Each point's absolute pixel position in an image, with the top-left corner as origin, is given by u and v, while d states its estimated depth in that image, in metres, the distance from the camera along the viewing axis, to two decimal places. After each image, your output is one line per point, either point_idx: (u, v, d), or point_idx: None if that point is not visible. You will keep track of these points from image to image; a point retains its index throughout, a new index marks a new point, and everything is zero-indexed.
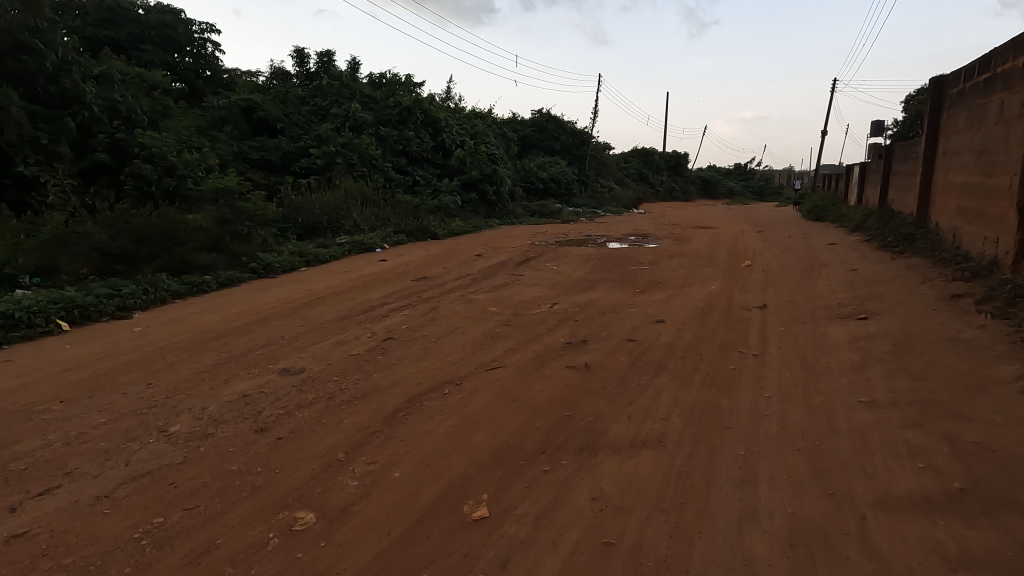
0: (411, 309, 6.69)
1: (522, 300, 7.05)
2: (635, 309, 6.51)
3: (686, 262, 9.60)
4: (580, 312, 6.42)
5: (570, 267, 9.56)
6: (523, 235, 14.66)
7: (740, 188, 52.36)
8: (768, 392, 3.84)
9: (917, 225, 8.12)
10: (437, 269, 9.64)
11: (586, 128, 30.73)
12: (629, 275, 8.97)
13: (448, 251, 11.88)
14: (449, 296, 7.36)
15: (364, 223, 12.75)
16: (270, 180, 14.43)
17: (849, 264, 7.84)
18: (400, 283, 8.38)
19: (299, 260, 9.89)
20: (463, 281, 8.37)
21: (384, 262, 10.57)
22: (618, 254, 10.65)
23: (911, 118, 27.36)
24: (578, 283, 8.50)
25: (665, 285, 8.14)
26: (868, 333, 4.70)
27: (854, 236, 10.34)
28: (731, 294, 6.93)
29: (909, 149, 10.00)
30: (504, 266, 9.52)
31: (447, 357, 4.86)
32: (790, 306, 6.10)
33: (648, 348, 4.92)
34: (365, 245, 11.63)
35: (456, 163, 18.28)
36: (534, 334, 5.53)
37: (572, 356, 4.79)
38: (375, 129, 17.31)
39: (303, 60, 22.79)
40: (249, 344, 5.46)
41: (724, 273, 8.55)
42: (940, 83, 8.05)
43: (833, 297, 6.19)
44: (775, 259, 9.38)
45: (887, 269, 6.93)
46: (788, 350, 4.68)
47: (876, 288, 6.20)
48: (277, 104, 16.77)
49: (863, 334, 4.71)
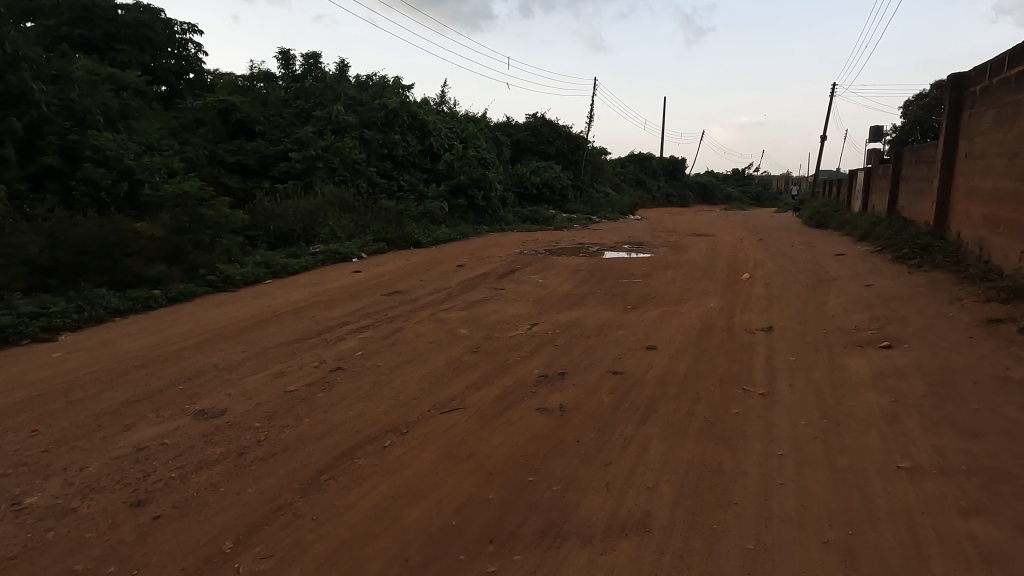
0: (373, 330, 5.95)
1: (498, 319, 6.32)
2: (623, 330, 5.78)
3: (683, 275, 8.87)
4: (561, 334, 5.70)
5: (556, 280, 8.84)
6: (512, 243, 13.97)
7: (738, 193, 51.75)
8: (780, 449, 3.12)
9: (934, 235, 7.43)
10: (413, 281, 8.92)
11: (580, 132, 30.11)
12: (620, 289, 8.25)
13: (429, 260, 11.17)
14: (418, 314, 6.63)
15: (342, 231, 12.05)
16: (246, 185, 13.74)
17: (860, 278, 7.13)
18: (369, 299, 7.65)
19: (264, 271, 9.17)
20: (438, 296, 7.64)
21: (358, 273, 9.85)
22: (610, 265, 9.93)
23: (910, 123, 26.80)
24: (564, 298, 7.77)
25: (658, 300, 7.41)
26: (895, 367, 4.01)
27: (862, 246, 9.64)
28: (731, 312, 6.21)
29: (920, 152, 9.33)
30: (485, 279, 8.79)
31: (398, 394, 4.12)
32: (798, 329, 5.39)
33: (637, 383, 4.20)
34: (341, 254, 10.91)
35: (444, 168, 17.58)
36: (506, 363, 4.80)
37: (546, 395, 4.06)
38: (359, 133, 16.62)
39: (289, 62, 22.13)
40: (174, 375, 4.70)
41: (724, 287, 7.82)
42: (960, 80, 7.37)
43: (847, 318, 5.49)
44: (778, 270, 8.66)
45: (905, 286, 6.23)
46: (800, 387, 3.98)
47: (896, 308, 5.50)
48: (257, 106, 16.07)
49: (890, 368, 4.01)
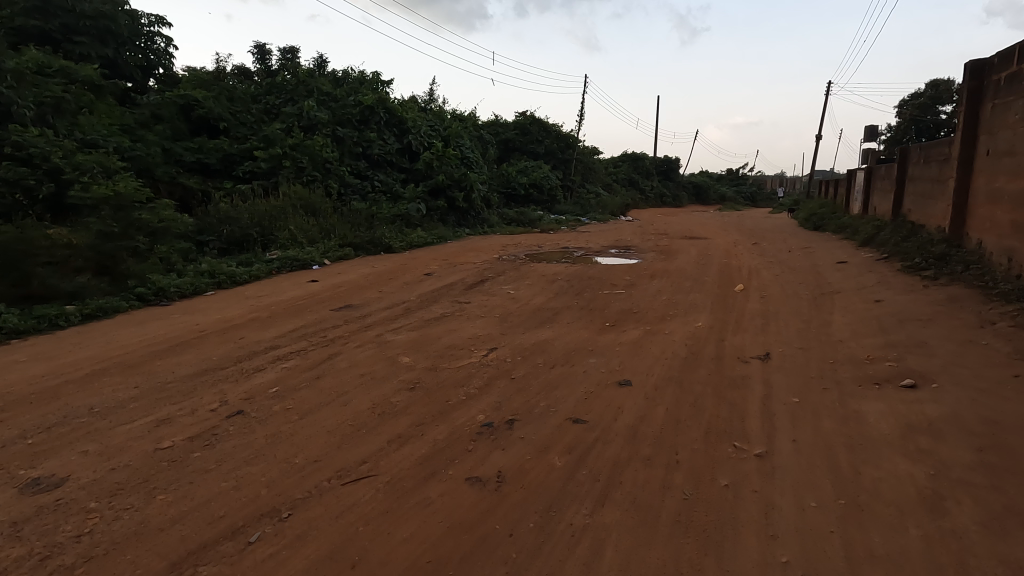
0: (301, 359, 5.06)
1: (452, 342, 5.44)
2: (595, 357, 4.90)
3: (669, 285, 8.01)
4: (521, 362, 4.83)
5: (529, 291, 8.00)
6: (492, 248, 13.13)
7: (733, 194, 51.10)
8: (784, 553, 2.27)
9: (950, 243, 6.62)
10: (371, 292, 8.04)
11: (571, 131, 29.24)
12: (599, 302, 7.40)
13: (397, 267, 10.29)
14: (362, 336, 5.75)
15: (304, 234, 11.14)
16: (205, 185, 12.86)
17: (868, 291, 6.31)
18: (314, 315, 6.77)
19: (206, 282, 8.27)
20: (392, 311, 6.76)
21: (314, 282, 8.97)
22: (591, 273, 9.06)
23: (905, 123, 26.08)
24: (534, 315, 6.90)
25: (640, 318, 6.55)
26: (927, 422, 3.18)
27: (867, 252, 8.80)
28: (721, 335, 5.34)
29: (929, 150, 8.53)
30: (450, 290, 7.91)
31: (296, 454, 3.23)
32: (802, 358, 4.55)
33: (600, 438, 3.32)
34: (300, 261, 10.03)
35: (423, 167, 16.67)
36: (445, 406, 3.91)
37: (483, 455, 3.19)
38: (332, 130, 15.71)
39: (265, 57, 21.17)
40: (32, 423, 3.79)
41: (715, 301, 6.96)
42: (981, 68, 6.56)
43: (858, 344, 4.65)
44: (775, 281, 7.82)
45: (921, 303, 5.41)
46: (805, 445, 3.12)
47: (915, 332, 4.68)
48: (222, 101, 15.14)
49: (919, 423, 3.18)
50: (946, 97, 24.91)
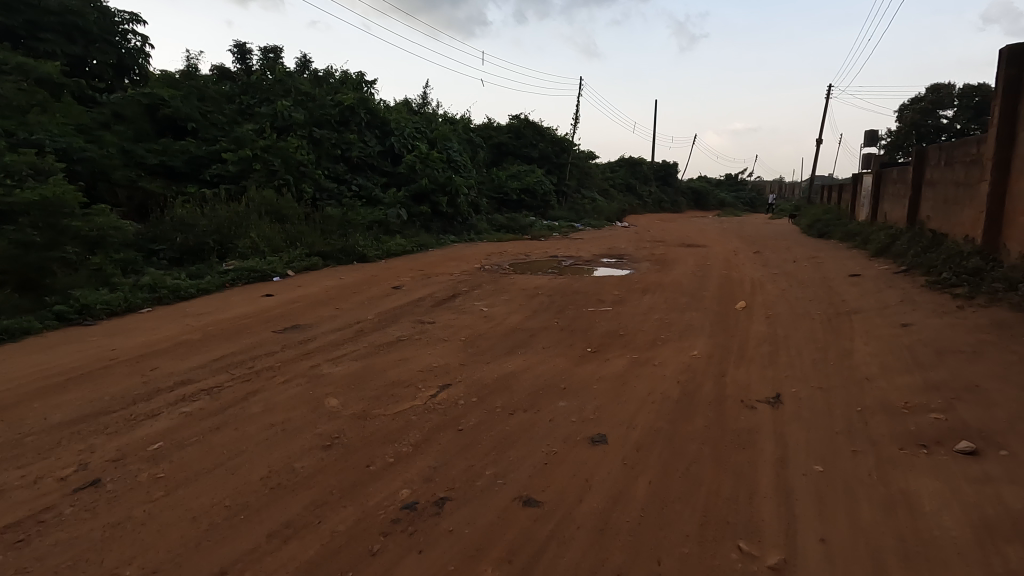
0: (211, 397, 4.17)
1: (399, 375, 4.55)
2: (567, 397, 4.01)
3: (663, 302, 7.13)
4: (476, 405, 3.93)
5: (504, 307, 7.13)
6: (475, 257, 12.27)
7: (732, 200, 50.36)
8: None
9: (985, 256, 5.77)
10: (327, 309, 7.16)
11: (566, 135, 28.45)
12: (581, 321, 6.53)
13: (366, 279, 9.43)
14: (295, 366, 4.84)
15: (267, 243, 10.27)
16: (169, 189, 12.02)
17: (892, 311, 5.44)
18: (251, 337, 5.88)
19: (144, 296, 7.38)
20: (343, 333, 5.87)
21: (269, 297, 8.09)
22: (577, 287, 8.19)
23: (905, 127, 25.24)
24: (506, 338, 6.02)
25: (627, 342, 5.65)
26: (1008, 524, 2.30)
27: (882, 264, 7.94)
28: (720, 368, 4.46)
29: (951, 149, 7.70)
30: (415, 307, 7.02)
31: (135, 559, 2.35)
32: (820, 403, 3.66)
33: (555, 534, 2.44)
34: (258, 272, 9.16)
35: (406, 171, 15.87)
36: (363, 473, 3.01)
37: (391, 563, 2.31)
38: (309, 130, 14.87)
39: (245, 57, 20.38)
40: None
41: (714, 321, 6.08)
42: (1020, 53, 5.77)
43: (890, 384, 3.78)
44: (781, 297, 6.93)
45: (960, 328, 4.55)
46: (837, 553, 2.25)
47: (960, 369, 3.81)
48: (192, 101, 14.31)
49: (997, 526, 2.30)
50: (948, 102, 24.10)
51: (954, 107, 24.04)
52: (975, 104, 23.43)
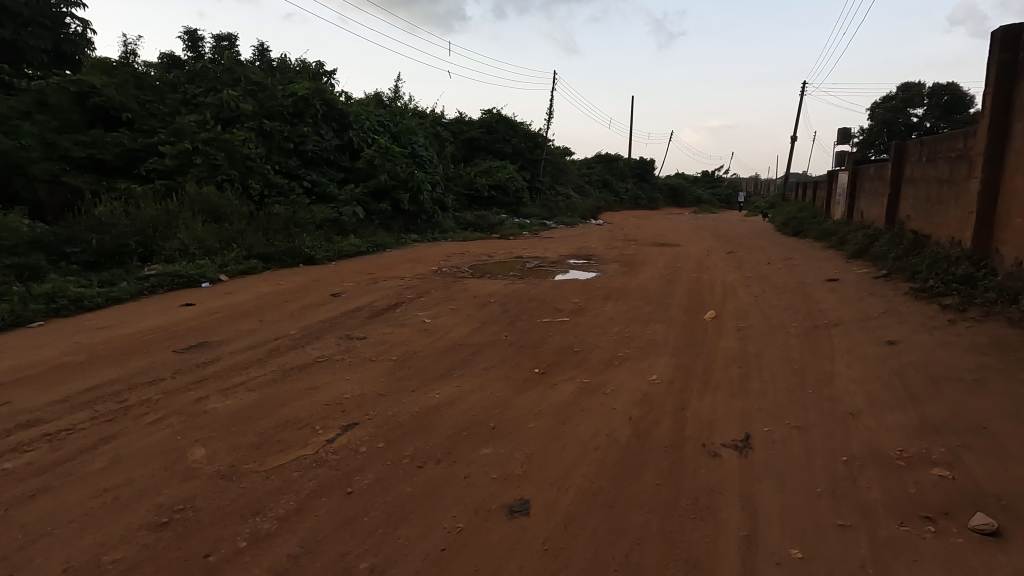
0: (52, 446, 3.34)
1: (297, 410, 3.76)
2: (493, 442, 3.27)
3: (625, 311, 6.45)
4: (378, 455, 3.16)
5: (451, 318, 6.40)
6: (434, 258, 11.50)
7: (709, 196, 50.24)
8: None
9: (975, 262, 5.23)
10: (248, 322, 6.32)
11: (539, 129, 27.70)
12: (534, 335, 5.82)
13: (307, 284, 8.59)
14: (176, 400, 4.02)
15: (199, 244, 9.34)
16: (98, 184, 10.98)
17: (876, 324, 4.86)
18: (144, 359, 5.02)
19: (36, 308, 6.46)
20: (252, 353, 5.06)
21: (190, 306, 7.21)
22: (534, 293, 7.48)
23: (877, 125, 25.10)
24: (446, 356, 5.28)
25: (580, 361, 4.95)
26: None
27: (860, 267, 7.40)
28: (681, 399, 3.78)
29: (934, 144, 7.18)
30: (347, 319, 6.22)
31: None
32: (797, 450, 2.99)
33: None
34: (185, 278, 8.26)
35: (364, 166, 14.99)
36: (197, 569, 2.25)
37: None
38: (258, 122, 13.86)
39: (197, 44, 19.16)
40: None
41: (679, 335, 5.41)
42: (1016, 35, 5.24)
43: (879, 423, 3.14)
44: (754, 305, 6.31)
45: (954, 349, 3.96)
46: None
47: (962, 404, 3.19)
48: (128, 89, 13.18)
49: None
50: (919, 100, 23.99)
51: (924, 106, 23.95)
52: (944, 103, 23.36)
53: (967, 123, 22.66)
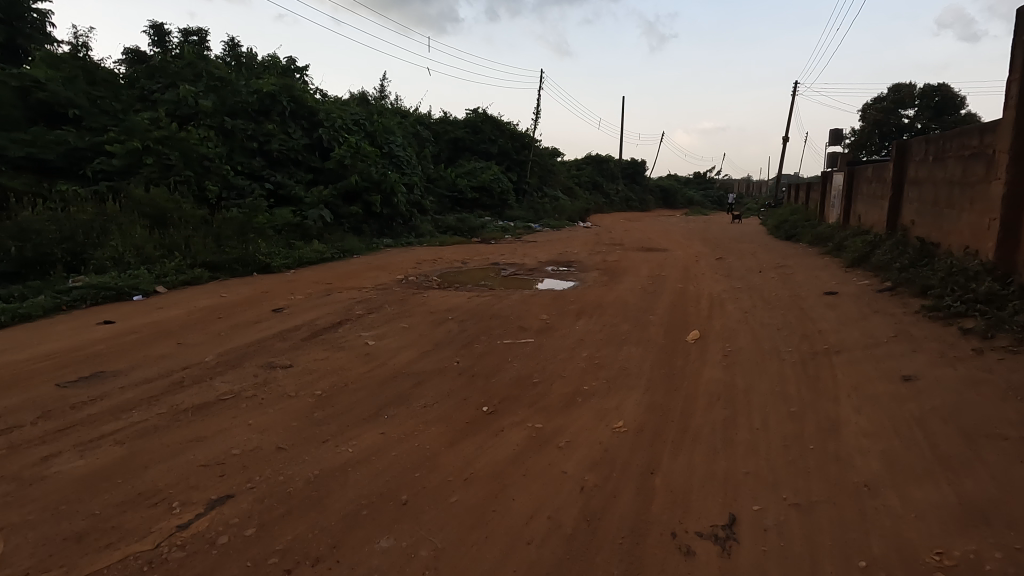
0: None
1: (164, 474, 2.96)
2: (396, 529, 2.49)
3: (598, 331, 5.65)
4: (241, 550, 2.39)
5: (400, 339, 5.60)
6: (403, 265, 10.72)
7: (700, 198, 49.71)
8: None
9: (998, 279, 4.53)
10: (165, 344, 5.48)
11: (527, 129, 26.94)
12: (491, 360, 5.04)
13: (253, 296, 7.77)
14: (19, 457, 3.19)
15: (138, 252, 8.48)
16: (35, 186, 10.07)
17: (886, 350, 4.14)
18: (15, 395, 4.18)
19: None
20: (148, 388, 4.23)
21: (110, 324, 6.37)
22: (500, 307, 6.71)
23: (868, 126, 24.55)
24: (383, 387, 4.49)
25: (539, 396, 4.16)
26: None
27: (861, 278, 6.69)
28: (651, 457, 3.02)
29: (942, 140, 6.48)
30: (278, 342, 5.39)
31: None
32: (795, 546, 2.23)
33: None
34: (114, 290, 7.40)
35: (335, 166, 14.16)
36: None
37: None
38: (219, 120, 12.98)
39: (164, 38, 18.26)
40: None
41: (657, 362, 4.64)
42: None
43: (905, 506, 2.40)
44: (743, 322, 5.55)
45: (986, 391, 3.23)
46: None
47: (1008, 479, 2.46)
48: (76, 84, 12.25)
49: None
50: (910, 101, 23.46)
51: (916, 107, 23.44)
52: (935, 104, 22.86)
53: (959, 125, 22.18)
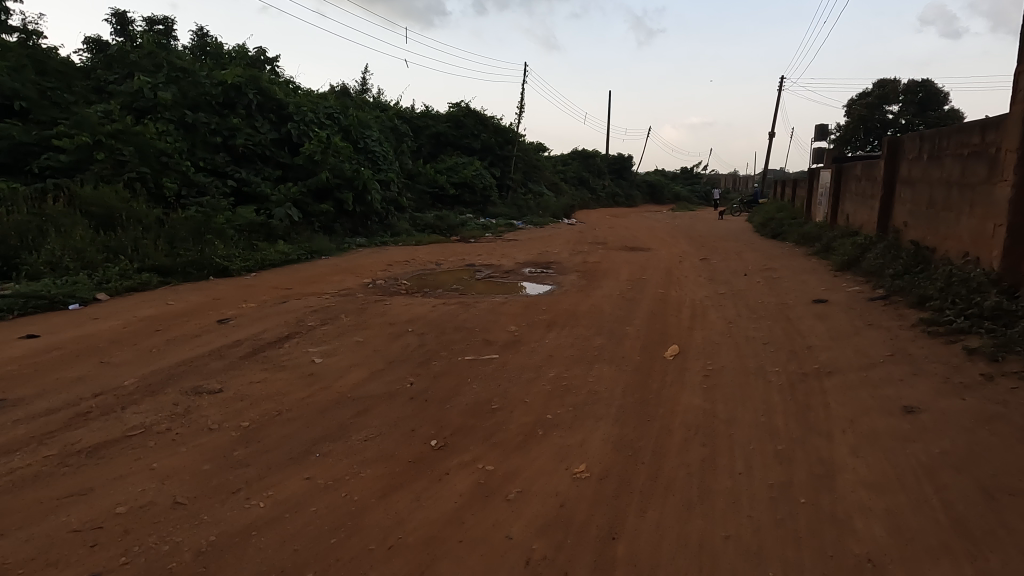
0: None
1: (22, 547, 2.44)
2: None
3: (570, 346, 5.16)
4: None
5: (352, 356, 5.07)
6: (372, 267, 10.17)
7: (687, 194, 49.46)
8: None
9: (1001, 291, 4.13)
10: (85, 364, 4.89)
11: (510, 124, 26.36)
12: (449, 380, 4.53)
13: (203, 303, 7.18)
14: None
15: (79, 255, 7.86)
16: None
17: (884, 373, 3.70)
18: None
19: None
20: (45, 422, 3.66)
21: (34, 338, 5.75)
22: (467, 317, 6.20)
23: (853, 121, 24.27)
24: (323, 415, 3.97)
25: (496, 427, 3.67)
26: None
27: (852, 284, 6.27)
28: (612, 515, 2.55)
29: (938, 137, 6.07)
30: (213, 361, 4.84)
31: None
32: None
33: None
34: (47, 298, 6.78)
35: (304, 162, 13.50)
36: None
37: None
38: (180, 113, 12.29)
39: (127, 26, 17.41)
40: None
41: (632, 384, 4.16)
42: None
43: None
44: (728, 335, 5.11)
45: (1000, 431, 2.81)
46: None
47: None
48: (24, 73, 11.49)
49: None
50: (894, 97, 23.23)
51: (900, 103, 23.22)
52: (919, 100, 22.66)
53: (942, 121, 22.01)
